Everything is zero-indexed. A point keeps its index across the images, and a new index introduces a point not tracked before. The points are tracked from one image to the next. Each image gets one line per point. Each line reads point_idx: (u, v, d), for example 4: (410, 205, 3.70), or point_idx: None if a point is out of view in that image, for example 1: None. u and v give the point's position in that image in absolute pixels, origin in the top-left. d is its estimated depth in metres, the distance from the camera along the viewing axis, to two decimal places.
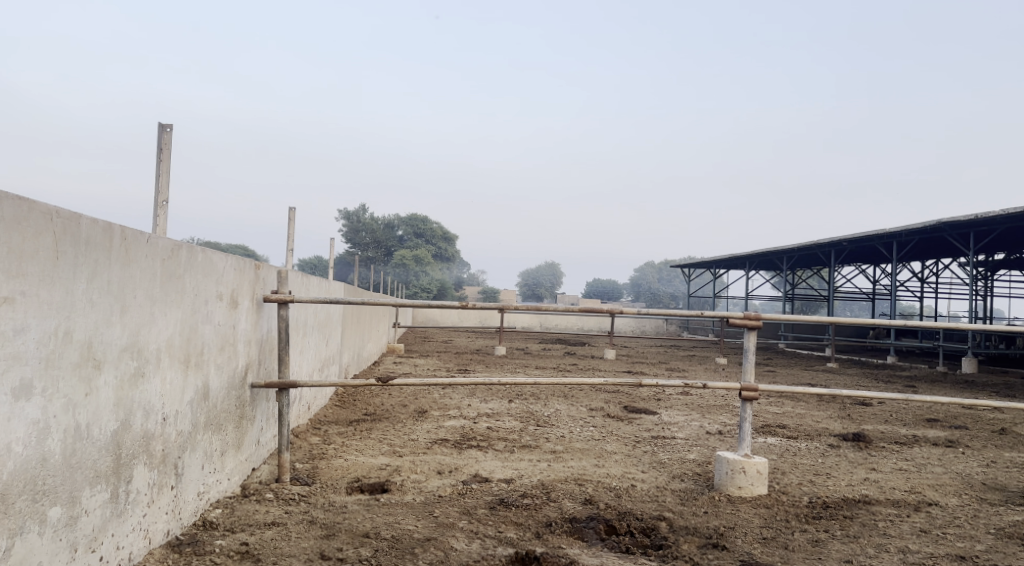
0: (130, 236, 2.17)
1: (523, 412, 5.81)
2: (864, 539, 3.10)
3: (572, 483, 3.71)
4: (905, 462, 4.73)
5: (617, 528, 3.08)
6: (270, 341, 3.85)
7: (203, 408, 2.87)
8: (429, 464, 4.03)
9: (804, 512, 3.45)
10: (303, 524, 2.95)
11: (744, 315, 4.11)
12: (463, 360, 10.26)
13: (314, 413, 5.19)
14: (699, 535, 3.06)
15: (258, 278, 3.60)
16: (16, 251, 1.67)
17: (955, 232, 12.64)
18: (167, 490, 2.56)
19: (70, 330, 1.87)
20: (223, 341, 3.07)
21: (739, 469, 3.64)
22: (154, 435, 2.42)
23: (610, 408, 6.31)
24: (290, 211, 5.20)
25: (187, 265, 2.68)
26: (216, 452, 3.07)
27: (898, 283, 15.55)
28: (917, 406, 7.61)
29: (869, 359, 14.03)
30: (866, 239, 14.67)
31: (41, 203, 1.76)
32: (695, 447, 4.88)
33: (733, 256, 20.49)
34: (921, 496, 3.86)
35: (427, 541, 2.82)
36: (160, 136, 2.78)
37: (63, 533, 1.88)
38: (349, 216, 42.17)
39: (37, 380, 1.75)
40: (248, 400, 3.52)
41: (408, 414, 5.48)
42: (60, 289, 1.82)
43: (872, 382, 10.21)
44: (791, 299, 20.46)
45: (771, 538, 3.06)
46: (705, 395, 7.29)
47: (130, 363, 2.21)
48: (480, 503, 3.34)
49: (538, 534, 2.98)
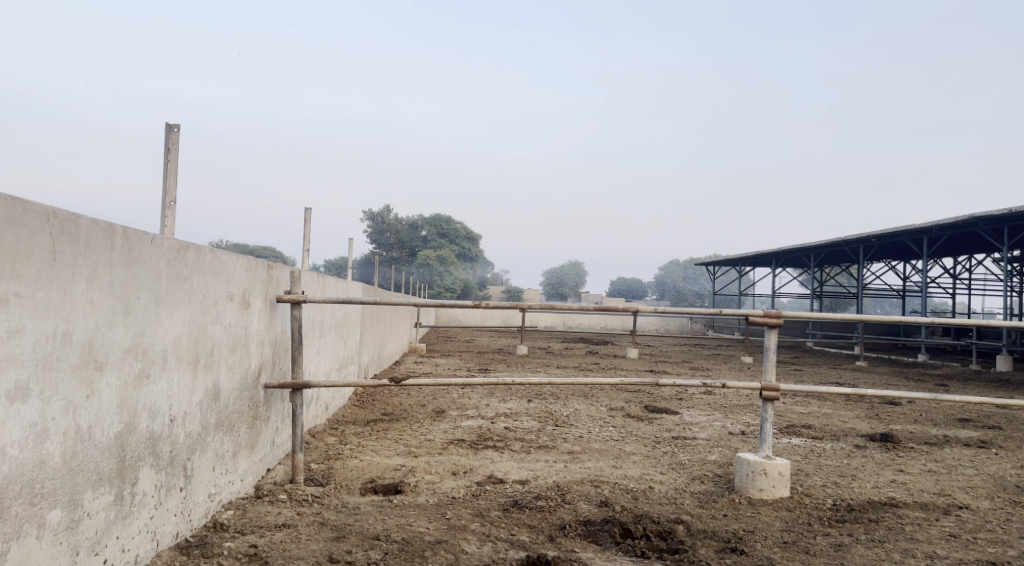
0: (133, 236, 2.15)
1: (542, 412, 5.75)
2: (890, 543, 3.01)
3: (589, 485, 3.65)
4: (934, 463, 4.61)
5: (633, 532, 3.02)
6: (284, 342, 3.84)
7: (213, 409, 2.85)
8: (445, 465, 3.98)
9: (827, 515, 3.36)
10: (314, 525, 2.93)
11: (764, 314, 4.01)
12: (484, 359, 10.22)
13: (332, 413, 5.17)
14: (718, 538, 2.98)
15: (271, 278, 3.58)
16: (11, 252, 1.65)
17: (987, 227, 12.34)
18: (176, 493, 2.54)
19: (69, 331, 1.85)
20: (235, 342, 3.06)
21: (760, 471, 3.55)
22: (161, 436, 2.40)
23: (630, 407, 6.23)
24: (305, 211, 5.19)
25: (195, 266, 2.66)
26: (228, 453, 3.05)
27: (929, 280, 15.22)
28: (949, 405, 7.42)
29: (899, 357, 13.76)
30: (895, 234, 14.39)
31: (37, 204, 1.74)
32: (716, 448, 4.79)
33: (759, 254, 20.22)
34: (951, 499, 3.74)
35: (438, 544, 2.78)
36: (168, 137, 2.76)
37: (65, 536, 1.87)
38: (373, 216, 42.36)
39: (34, 382, 1.74)
40: (262, 401, 3.51)
41: (425, 414, 5.45)
42: (58, 290, 1.81)
43: (901, 381, 10.01)
44: (819, 296, 20.14)
45: (792, 542, 2.97)
46: (728, 394, 7.18)
47: (135, 365, 2.19)
48: (494, 505, 3.29)
49: (552, 537, 2.92)
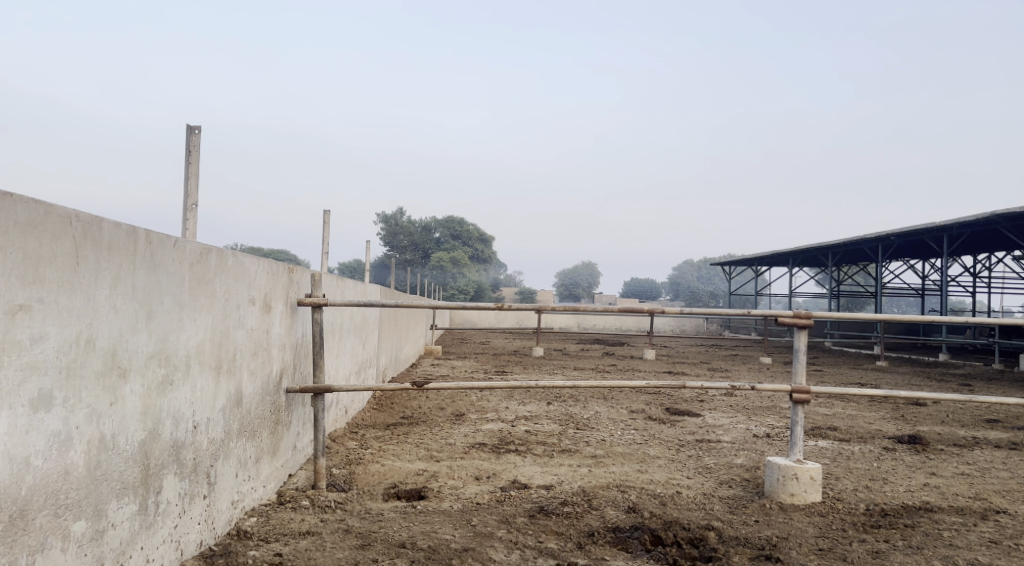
0: (156, 239, 2.11)
1: (563, 415, 5.68)
2: (929, 550, 2.92)
3: (615, 490, 3.58)
4: (966, 466, 4.51)
5: (663, 539, 2.95)
6: (305, 346, 3.80)
7: (235, 415, 2.81)
8: (467, 469, 3.93)
9: (862, 521, 3.27)
10: (338, 533, 2.88)
11: (793, 314, 3.92)
12: (500, 362, 10.17)
13: (351, 417, 5.13)
14: (751, 546, 2.90)
15: (292, 281, 3.54)
16: (33, 257, 1.61)
17: (1009, 225, 12.15)
18: (199, 501, 2.49)
19: (92, 338, 1.81)
20: (257, 347, 3.01)
21: (791, 476, 3.47)
22: (185, 443, 2.36)
23: (652, 410, 6.16)
24: (324, 214, 5.15)
25: (217, 269, 2.61)
26: (251, 459, 3.01)
27: (949, 278, 15.00)
28: (977, 406, 7.27)
29: (919, 357, 13.57)
30: (915, 232, 14.19)
31: (59, 207, 1.70)
32: (742, 451, 4.70)
33: (775, 253, 20.04)
34: (988, 503, 3.64)
35: (465, 552, 2.72)
36: (189, 138, 2.72)
37: (90, 547, 1.83)
38: (386, 219, 42.43)
39: (58, 390, 1.69)
40: (284, 406, 3.46)
41: (445, 418, 5.40)
42: (81, 295, 1.76)
43: (924, 382, 9.85)
44: (836, 295, 19.98)
45: (827, 549, 2.89)
46: (750, 396, 7.08)
47: (158, 371, 2.14)
48: (520, 511, 3.23)
49: (580, 544, 2.85)
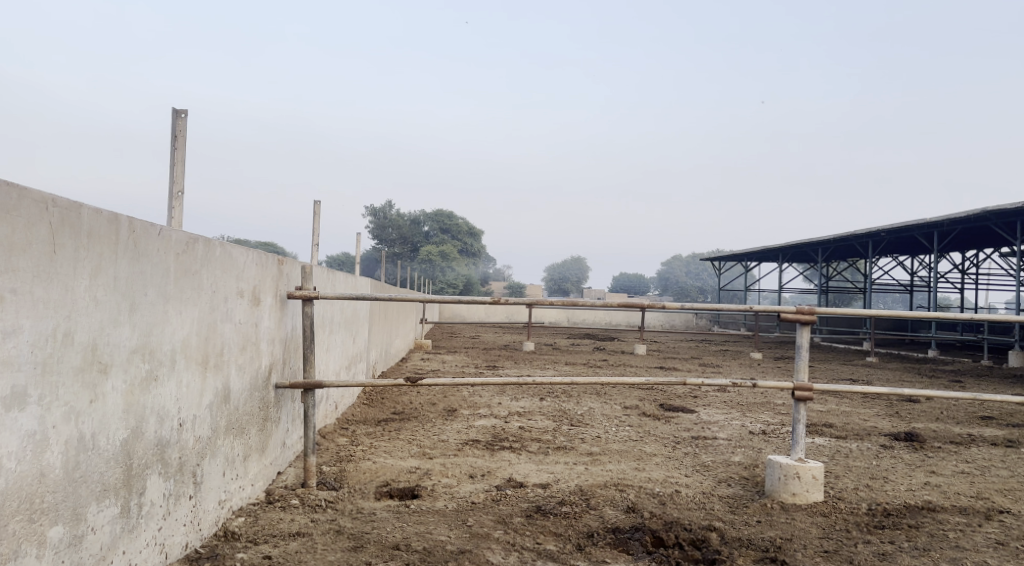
0: (140, 227, 1.99)
1: (556, 411, 5.59)
2: (936, 552, 2.85)
3: (613, 489, 3.50)
4: (965, 464, 4.45)
5: (665, 541, 2.87)
6: (294, 339, 3.68)
7: (223, 412, 2.70)
8: (461, 467, 3.83)
9: (865, 521, 3.21)
10: (330, 534, 2.77)
11: (796, 310, 3.82)
12: (491, 357, 10.06)
13: (341, 412, 5.02)
14: (755, 548, 2.82)
15: (281, 273, 3.41)
16: (6, 243, 1.50)
17: (999, 220, 12.11)
18: (185, 501, 2.38)
19: (70, 331, 1.70)
20: (245, 341, 2.90)
21: (793, 475, 3.39)
22: (170, 442, 2.25)
23: (646, 406, 6.09)
24: (314, 205, 5.03)
25: (205, 260, 2.49)
26: (239, 457, 2.90)
27: (938, 274, 15.03)
28: (969, 403, 7.23)
29: (909, 353, 13.59)
30: (905, 229, 14.16)
31: (35, 190, 1.59)
32: (738, 448, 4.64)
33: (765, 249, 20.05)
34: (991, 503, 3.58)
35: (461, 554, 2.63)
36: (176, 122, 2.60)
37: (67, 554, 1.72)
38: (376, 211, 41.99)
39: (33, 388, 1.58)
40: (273, 402, 3.35)
41: (437, 413, 5.30)
42: (58, 286, 1.65)
43: (915, 378, 9.85)
44: (825, 291, 20.00)
45: (833, 551, 2.82)
46: (744, 393, 7.02)
47: (142, 366, 2.03)
48: (517, 511, 3.14)
49: (580, 546, 2.77)
